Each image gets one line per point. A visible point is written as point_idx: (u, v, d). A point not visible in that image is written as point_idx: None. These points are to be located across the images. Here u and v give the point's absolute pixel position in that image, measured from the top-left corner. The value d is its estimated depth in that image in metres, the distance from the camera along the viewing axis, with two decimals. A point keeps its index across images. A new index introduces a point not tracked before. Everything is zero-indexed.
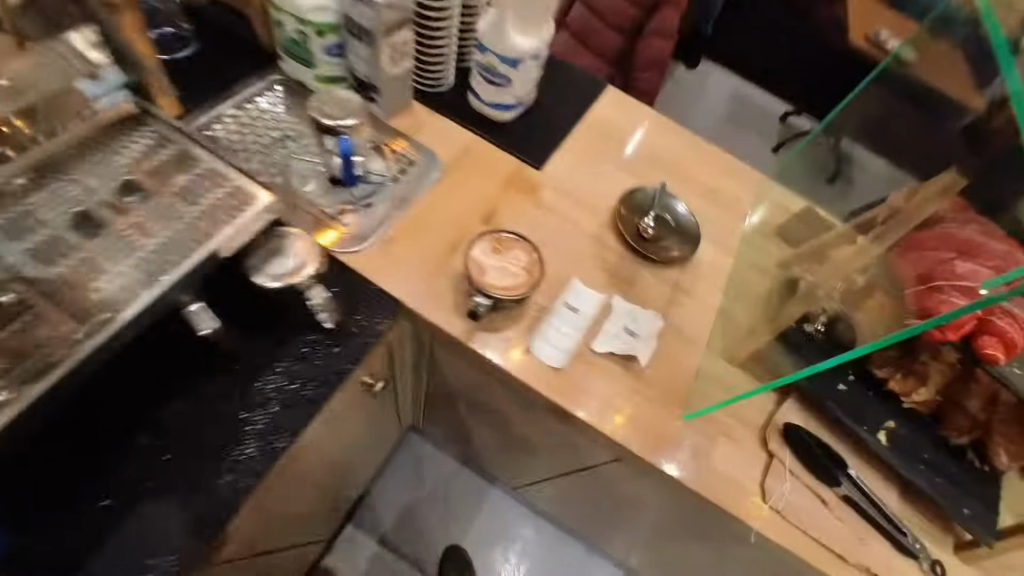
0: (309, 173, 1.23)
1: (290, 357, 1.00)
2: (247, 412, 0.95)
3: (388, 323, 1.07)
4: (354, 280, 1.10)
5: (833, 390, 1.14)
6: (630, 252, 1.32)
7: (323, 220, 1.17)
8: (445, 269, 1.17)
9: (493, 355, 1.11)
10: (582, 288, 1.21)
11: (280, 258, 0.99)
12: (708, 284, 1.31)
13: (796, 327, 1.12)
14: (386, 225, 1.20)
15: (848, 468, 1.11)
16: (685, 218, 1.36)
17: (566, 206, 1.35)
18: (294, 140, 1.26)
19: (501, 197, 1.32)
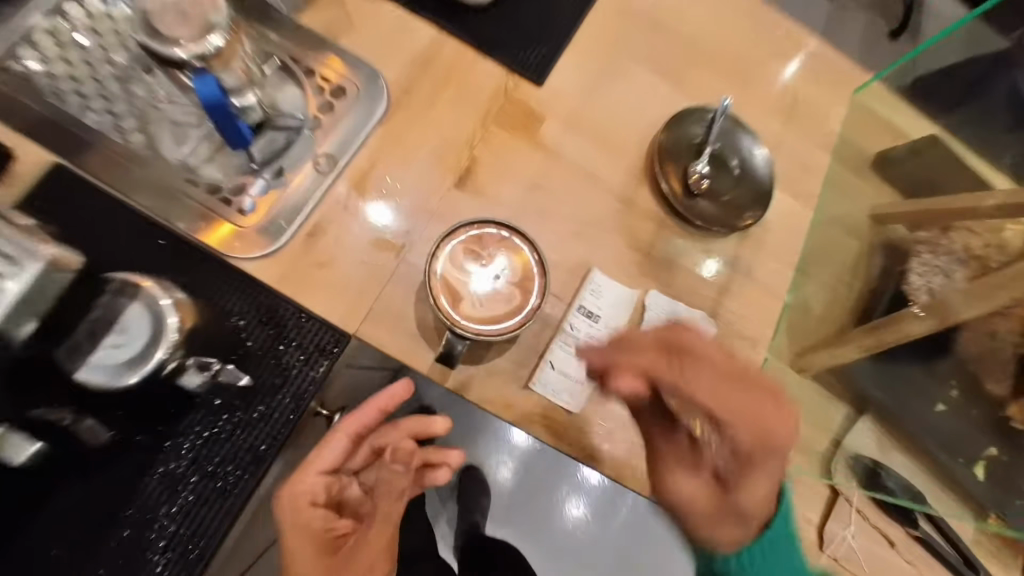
0: (181, 125, 0.79)
1: (194, 433, 0.72)
2: (144, 520, 0.69)
3: (328, 369, 0.76)
4: (270, 303, 0.76)
5: (925, 413, 0.89)
6: (670, 218, 0.94)
7: (212, 207, 0.78)
8: (408, 272, 0.81)
9: (481, 397, 0.81)
10: (602, 281, 0.87)
11: (109, 335, 0.69)
12: (773, 260, 0.96)
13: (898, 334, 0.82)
14: (312, 201, 0.81)
15: (925, 503, 0.89)
16: (754, 158, 0.96)
17: (581, 150, 0.93)
18: (146, 71, 0.79)
19: (486, 142, 0.90)
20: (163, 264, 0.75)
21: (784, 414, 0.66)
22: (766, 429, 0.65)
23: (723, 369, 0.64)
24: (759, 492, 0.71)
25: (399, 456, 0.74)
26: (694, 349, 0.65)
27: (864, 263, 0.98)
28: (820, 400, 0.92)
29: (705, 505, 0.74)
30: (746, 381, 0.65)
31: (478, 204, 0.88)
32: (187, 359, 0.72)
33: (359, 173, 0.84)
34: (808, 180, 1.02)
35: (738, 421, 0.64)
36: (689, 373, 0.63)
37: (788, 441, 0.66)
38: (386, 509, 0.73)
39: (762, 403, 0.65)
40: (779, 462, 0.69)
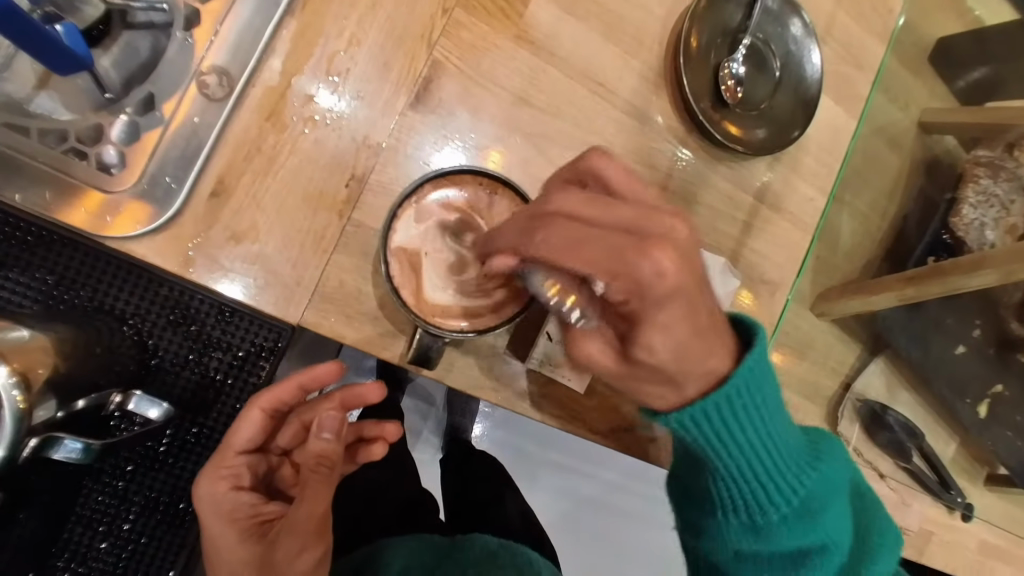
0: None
1: (117, 468, 0.62)
2: (82, 567, 0.62)
3: (269, 371, 0.64)
4: (179, 301, 0.60)
5: (942, 352, 0.83)
6: (693, 138, 0.72)
7: (61, 164, 0.54)
8: (356, 231, 0.61)
9: (457, 381, 0.65)
10: None
11: None
12: (808, 185, 0.79)
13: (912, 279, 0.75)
14: (208, 145, 0.57)
15: (922, 438, 0.87)
16: (804, 53, 0.74)
17: (582, 44, 0.68)
18: None
19: (450, 35, 0.63)
20: (25, 261, 0.57)
21: (660, 244, 0.41)
22: (634, 273, 0.41)
23: (590, 216, 0.43)
24: (678, 321, 0.44)
25: (324, 423, 0.53)
26: (570, 212, 0.45)
27: (902, 184, 0.82)
28: (837, 341, 0.83)
29: (609, 365, 0.47)
30: (617, 222, 0.43)
31: (443, 131, 0.64)
32: (58, 414, 0.48)
33: (269, 89, 0.58)
34: (862, 78, 0.81)
35: (607, 282, 0.43)
36: (540, 234, 0.45)
37: (676, 284, 0.41)
38: (319, 486, 0.52)
39: (621, 241, 0.42)
40: (684, 303, 0.43)
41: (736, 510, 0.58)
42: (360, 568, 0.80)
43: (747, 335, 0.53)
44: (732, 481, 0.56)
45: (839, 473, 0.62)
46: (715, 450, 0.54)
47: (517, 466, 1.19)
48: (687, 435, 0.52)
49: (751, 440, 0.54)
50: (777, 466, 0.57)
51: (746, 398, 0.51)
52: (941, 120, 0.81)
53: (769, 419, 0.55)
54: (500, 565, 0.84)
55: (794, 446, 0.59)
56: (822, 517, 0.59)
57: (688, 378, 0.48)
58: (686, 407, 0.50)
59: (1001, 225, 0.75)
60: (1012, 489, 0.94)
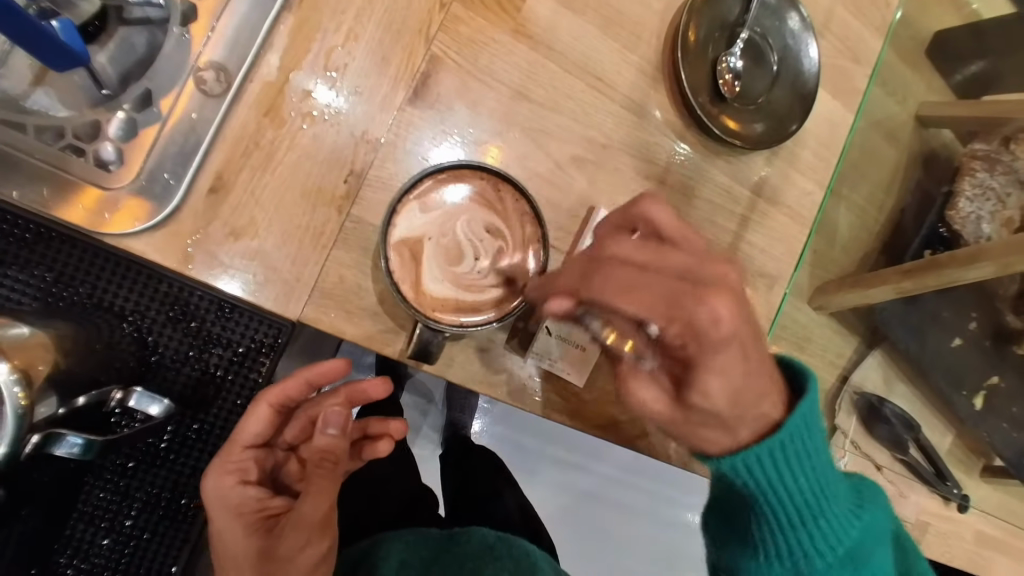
0: None
1: (118, 465, 0.62)
2: (84, 564, 0.62)
3: (270, 367, 0.65)
4: (178, 298, 0.60)
5: (938, 344, 0.83)
6: (691, 132, 0.72)
7: (58, 161, 0.54)
8: (355, 227, 0.61)
9: (457, 376, 0.65)
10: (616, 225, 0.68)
11: None
12: (806, 179, 0.79)
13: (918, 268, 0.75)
14: (206, 141, 0.57)
15: (918, 431, 0.88)
16: (801, 47, 0.74)
17: (581, 39, 0.68)
18: None
19: (448, 30, 0.63)
20: (24, 259, 0.57)
21: (717, 291, 0.44)
22: (692, 318, 0.43)
23: (644, 261, 0.45)
24: (734, 365, 0.45)
25: (329, 419, 0.53)
26: (623, 258, 0.46)
27: (899, 177, 0.82)
28: (834, 334, 0.83)
29: (664, 411, 0.48)
30: (673, 269, 0.44)
31: (442, 126, 0.63)
32: (60, 410, 0.48)
33: (267, 84, 0.58)
34: (859, 71, 0.81)
35: (664, 326, 0.44)
36: (599, 279, 0.46)
37: (732, 331, 0.44)
38: (323, 481, 0.53)
39: (677, 286, 0.44)
40: (739, 349, 0.45)
41: (782, 560, 0.57)
42: (360, 563, 0.80)
43: (797, 382, 0.53)
44: (779, 528, 0.55)
45: (882, 523, 0.61)
46: (764, 497, 0.53)
47: (518, 459, 1.20)
48: (738, 479, 0.52)
49: (801, 487, 0.54)
50: (823, 513, 0.56)
51: (797, 444, 0.51)
52: (939, 114, 0.81)
53: (819, 468, 0.54)
54: (497, 557, 0.85)
55: (841, 494, 0.58)
56: (866, 565, 0.58)
57: (742, 422, 0.49)
58: (739, 451, 0.50)
59: (997, 218, 0.75)
60: (1008, 481, 0.94)
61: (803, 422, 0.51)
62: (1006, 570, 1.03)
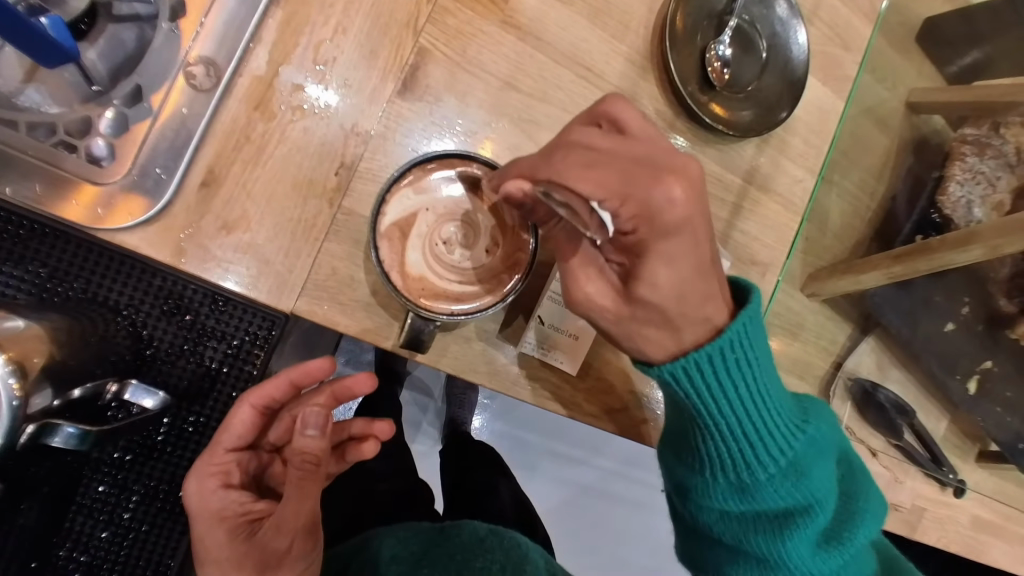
0: None
1: (116, 458, 0.63)
2: (84, 556, 0.64)
3: (265, 360, 0.65)
4: (171, 291, 0.61)
5: (931, 330, 0.83)
6: (681, 121, 0.73)
7: (49, 158, 0.55)
8: (346, 217, 0.61)
9: (451, 365, 0.66)
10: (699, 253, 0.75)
11: None
12: (796, 166, 0.80)
13: (901, 254, 0.75)
14: (196, 135, 0.57)
15: (913, 416, 0.88)
16: (790, 34, 0.75)
17: (569, 29, 0.68)
18: None
19: (435, 22, 0.63)
20: (18, 255, 0.58)
21: (671, 173, 0.46)
22: (646, 199, 0.46)
23: (608, 148, 0.49)
24: (682, 256, 0.48)
25: (309, 420, 0.52)
26: (588, 144, 0.50)
27: (891, 163, 0.82)
28: (825, 320, 0.84)
29: (611, 306, 0.52)
30: (630, 156, 0.48)
31: (432, 118, 0.64)
32: (55, 402, 0.48)
33: (256, 79, 0.59)
34: (848, 59, 0.83)
35: (617, 208, 0.47)
36: (559, 157, 0.50)
37: (685, 213, 0.46)
38: (303, 485, 0.53)
39: (634, 168, 0.47)
40: (689, 238, 0.48)
41: (723, 470, 0.57)
42: (352, 556, 0.81)
43: (742, 296, 0.54)
44: (720, 438, 0.56)
45: (825, 436, 0.60)
46: (704, 402, 0.54)
47: (517, 456, 1.21)
48: (678, 386, 0.53)
49: (741, 395, 0.54)
50: (768, 426, 0.56)
51: (738, 350, 0.51)
52: (930, 100, 0.81)
53: (762, 378, 0.54)
54: (487, 549, 0.85)
55: (785, 409, 0.58)
56: (810, 479, 0.57)
57: (686, 323, 0.50)
58: (679, 357, 0.51)
59: (988, 203, 0.74)
60: (1005, 466, 0.93)
61: (745, 331, 0.51)
62: (1004, 555, 1.03)
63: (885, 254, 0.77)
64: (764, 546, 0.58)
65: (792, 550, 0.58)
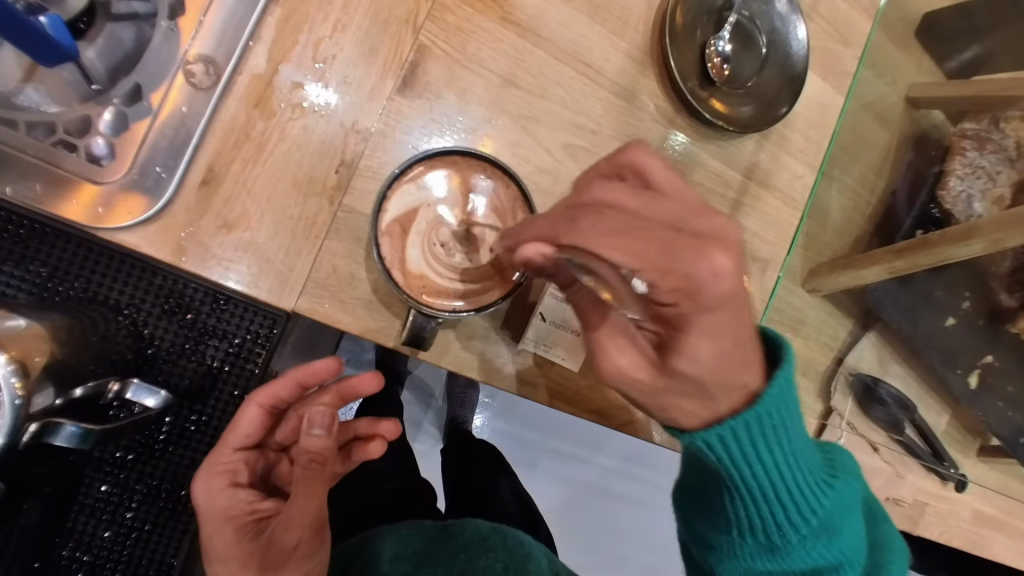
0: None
1: (117, 458, 0.63)
2: (86, 555, 0.64)
3: (266, 357, 0.65)
4: (172, 290, 0.61)
5: (932, 325, 0.83)
6: (681, 117, 0.73)
7: (48, 157, 0.55)
8: (347, 216, 0.61)
9: (453, 363, 0.66)
10: None
11: None
12: (796, 162, 0.80)
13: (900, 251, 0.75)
14: (196, 134, 0.57)
15: (913, 411, 0.88)
16: (789, 29, 0.74)
17: (568, 25, 0.68)
18: None
19: (435, 19, 0.63)
20: (18, 255, 0.58)
21: (719, 244, 0.39)
22: (689, 273, 0.39)
23: (634, 209, 0.41)
24: (725, 329, 0.42)
25: (315, 419, 0.53)
26: (610, 203, 0.42)
27: (891, 157, 0.82)
28: (827, 315, 0.84)
29: (646, 379, 0.45)
30: (663, 219, 0.40)
31: (432, 116, 0.64)
32: (57, 401, 0.48)
33: (256, 77, 0.59)
34: (848, 53, 0.83)
35: (656, 281, 0.39)
36: (585, 221, 0.40)
37: (731, 287, 0.39)
38: (310, 485, 0.53)
39: (674, 235, 0.39)
40: (732, 311, 0.41)
41: (752, 531, 0.56)
42: (353, 556, 0.80)
43: (774, 352, 0.51)
44: (750, 501, 0.54)
45: (853, 492, 0.59)
46: (737, 471, 0.51)
47: (517, 452, 1.21)
48: (712, 456, 0.50)
49: (776, 463, 0.52)
50: (799, 489, 0.54)
51: (775, 417, 0.49)
52: (930, 94, 0.81)
53: (794, 444, 0.52)
54: (489, 548, 0.86)
55: (814, 466, 0.56)
56: (839, 536, 0.57)
57: (722, 391, 0.46)
58: (714, 425, 0.48)
59: (988, 196, 0.75)
60: (1004, 460, 0.92)
61: (782, 397, 0.49)
62: (1007, 550, 1.02)
63: (886, 250, 0.76)
64: None
65: None
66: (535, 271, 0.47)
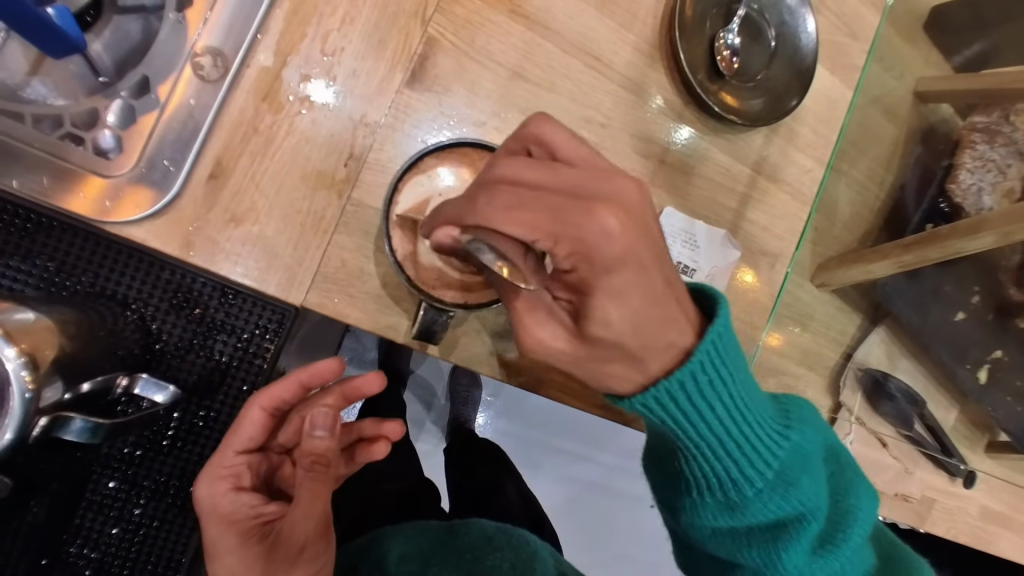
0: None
1: (125, 453, 0.62)
2: (94, 552, 0.63)
3: (276, 351, 0.65)
4: (180, 285, 0.60)
5: (940, 320, 0.83)
6: (689, 110, 0.72)
7: (54, 150, 0.54)
8: (356, 209, 0.61)
9: (462, 357, 0.65)
10: (703, 234, 0.74)
11: None
12: (805, 156, 0.80)
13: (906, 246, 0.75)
14: (204, 127, 0.57)
15: (923, 406, 0.87)
16: (799, 22, 0.74)
17: (577, 18, 0.68)
18: None
19: (444, 12, 0.63)
20: (25, 248, 0.57)
21: (607, 203, 0.41)
22: (580, 236, 0.41)
23: (536, 180, 0.42)
24: (631, 289, 0.43)
25: (317, 420, 0.52)
26: (512, 177, 0.42)
27: (900, 151, 0.82)
28: (835, 311, 0.83)
29: (566, 348, 0.47)
30: (563, 186, 0.42)
31: (441, 109, 0.63)
32: (66, 395, 0.47)
33: (263, 70, 0.58)
34: (856, 47, 0.83)
35: (552, 249, 0.42)
36: (485, 199, 0.41)
37: (625, 245, 0.41)
38: (314, 485, 0.52)
39: (567, 202, 0.41)
40: (637, 270, 0.43)
41: (711, 491, 0.54)
42: (361, 555, 0.80)
43: (709, 306, 0.50)
44: (703, 459, 0.52)
45: (812, 442, 0.57)
46: (685, 428, 0.51)
47: (521, 455, 1.21)
48: (655, 415, 0.50)
49: (721, 414, 0.51)
50: (749, 438, 0.52)
51: (711, 368, 0.48)
52: (938, 88, 0.80)
53: (738, 392, 0.51)
54: (496, 547, 0.85)
55: (765, 415, 0.54)
56: (799, 487, 0.54)
57: (649, 353, 0.47)
58: (650, 388, 0.48)
59: (998, 189, 0.75)
60: (1012, 456, 0.93)
61: (718, 345, 0.48)
62: (1015, 547, 1.02)
63: (896, 245, 0.76)
64: (757, 560, 0.55)
65: (786, 562, 0.54)
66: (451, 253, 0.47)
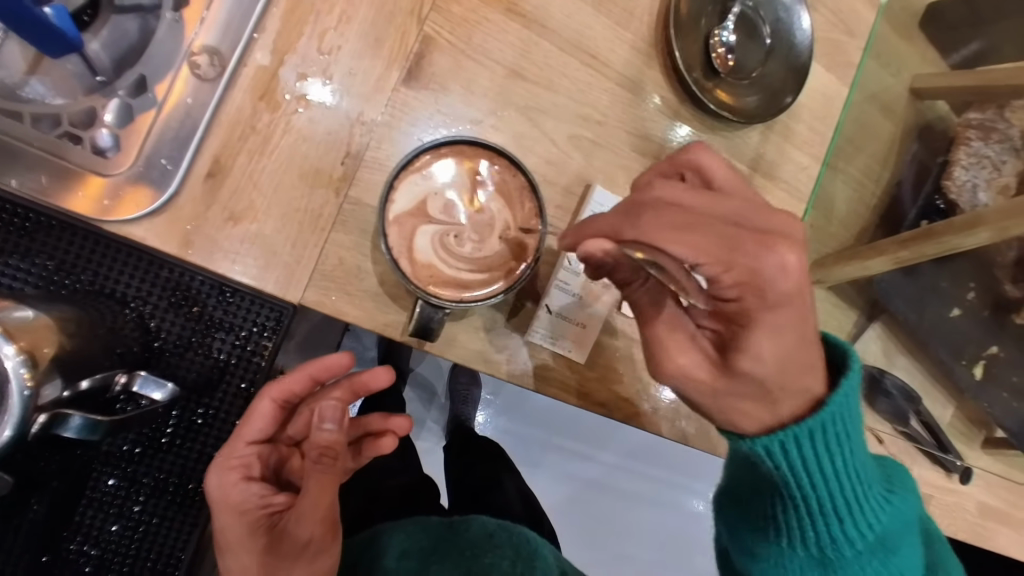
0: None
1: (125, 451, 0.63)
2: (95, 549, 0.64)
3: (274, 349, 0.65)
4: (179, 283, 0.61)
5: (936, 317, 0.84)
6: (685, 108, 0.73)
7: (52, 149, 0.54)
8: (354, 208, 0.61)
9: (461, 355, 0.66)
10: None
11: None
12: (801, 153, 0.80)
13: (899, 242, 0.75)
14: (202, 125, 0.57)
15: (919, 403, 0.88)
16: (793, 20, 0.74)
17: (574, 16, 0.68)
18: None
19: (440, 10, 0.63)
20: (24, 247, 0.58)
21: (785, 240, 0.44)
22: (756, 267, 0.44)
23: (700, 207, 0.45)
24: (788, 327, 0.46)
25: (326, 412, 0.52)
26: (677, 202, 0.45)
27: (896, 148, 0.82)
28: (833, 308, 0.83)
29: (705, 377, 0.49)
30: (730, 215, 0.45)
31: (439, 108, 0.64)
32: (65, 393, 0.48)
33: (261, 69, 0.58)
34: (853, 44, 0.83)
35: (719, 273, 0.44)
36: (650, 218, 0.45)
37: (796, 283, 0.45)
38: (323, 477, 0.53)
39: (735, 231, 0.44)
40: (793, 309, 0.46)
41: (808, 546, 0.55)
42: (361, 553, 0.80)
43: (837, 362, 0.52)
44: (806, 513, 0.54)
45: (911, 508, 0.59)
46: (798, 479, 0.52)
47: (520, 451, 1.21)
48: (770, 460, 0.51)
49: (835, 472, 0.52)
50: (857, 501, 0.54)
51: (837, 425, 0.50)
52: (932, 85, 0.80)
53: (855, 454, 0.53)
54: (496, 545, 0.85)
55: (873, 480, 0.56)
56: (896, 553, 0.57)
57: (783, 394, 0.49)
58: (777, 431, 0.50)
59: (993, 185, 0.74)
60: (1008, 451, 0.94)
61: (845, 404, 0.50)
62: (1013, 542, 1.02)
63: (893, 241, 0.76)
64: None
65: None
66: (594, 267, 0.51)
